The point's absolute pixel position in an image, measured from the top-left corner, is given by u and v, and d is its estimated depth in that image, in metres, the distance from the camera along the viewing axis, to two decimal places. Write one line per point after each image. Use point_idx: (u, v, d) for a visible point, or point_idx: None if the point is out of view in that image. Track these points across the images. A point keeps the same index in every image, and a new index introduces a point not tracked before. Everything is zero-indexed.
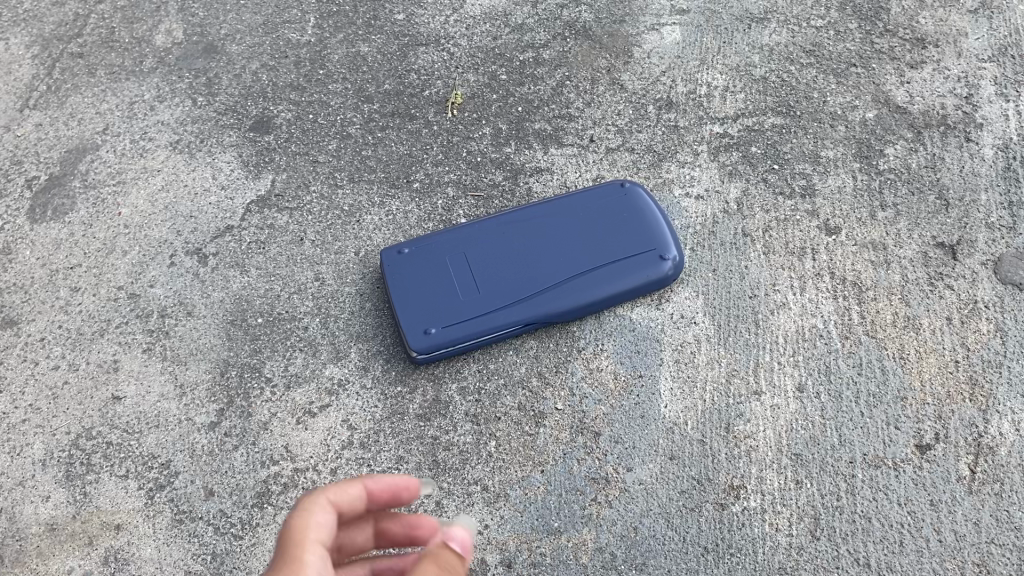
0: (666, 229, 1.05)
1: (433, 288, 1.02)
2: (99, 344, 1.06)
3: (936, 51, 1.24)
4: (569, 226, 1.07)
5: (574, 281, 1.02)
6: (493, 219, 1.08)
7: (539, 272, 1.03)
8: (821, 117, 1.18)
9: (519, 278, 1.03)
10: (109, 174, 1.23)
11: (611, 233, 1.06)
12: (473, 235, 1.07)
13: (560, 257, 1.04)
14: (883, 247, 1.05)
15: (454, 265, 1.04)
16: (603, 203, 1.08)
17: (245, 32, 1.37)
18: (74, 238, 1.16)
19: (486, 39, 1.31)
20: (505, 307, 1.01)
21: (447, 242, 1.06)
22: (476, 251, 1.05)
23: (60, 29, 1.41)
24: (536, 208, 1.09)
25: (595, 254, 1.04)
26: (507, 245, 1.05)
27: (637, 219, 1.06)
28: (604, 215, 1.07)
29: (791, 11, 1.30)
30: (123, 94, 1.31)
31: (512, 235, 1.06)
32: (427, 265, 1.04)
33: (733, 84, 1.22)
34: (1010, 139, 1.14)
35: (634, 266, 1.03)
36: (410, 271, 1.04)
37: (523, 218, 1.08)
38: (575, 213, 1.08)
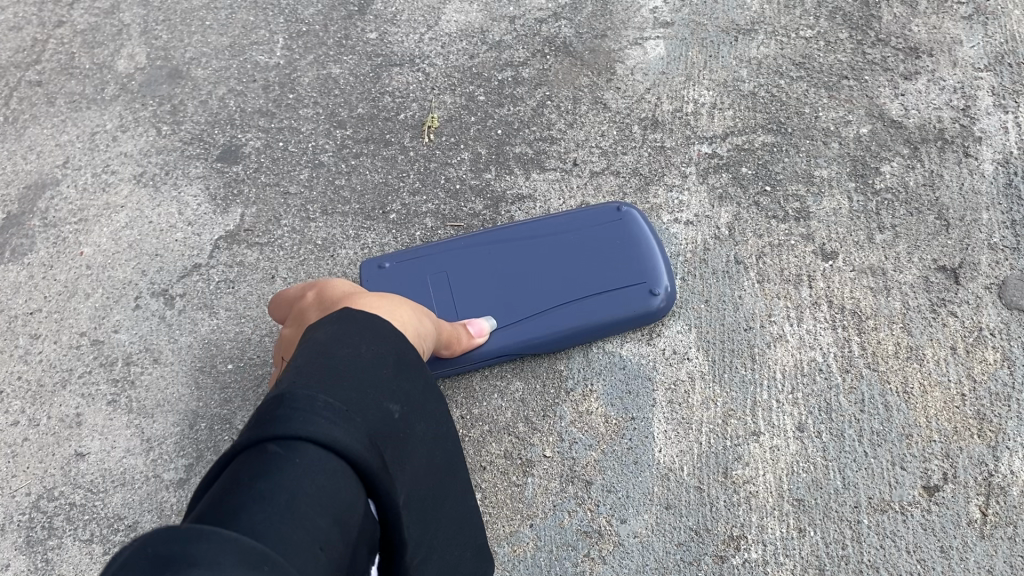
0: (659, 258, 1.00)
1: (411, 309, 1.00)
2: (61, 397, 1.01)
3: (930, 61, 1.19)
4: (554, 253, 1.02)
5: (550, 315, 0.98)
6: (476, 237, 1.04)
7: (516, 304, 0.99)
8: (814, 134, 1.13)
9: (494, 309, 0.99)
10: (70, 211, 1.17)
11: (596, 264, 1.01)
12: (454, 257, 1.03)
13: (540, 288, 1.00)
14: (882, 272, 1.01)
15: (429, 288, 1.01)
16: (594, 225, 1.03)
17: (211, 55, 1.31)
18: (34, 281, 1.11)
19: (463, 58, 1.26)
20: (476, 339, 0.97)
21: (425, 262, 1.03)
22: (455, 272, 1.02)
23: (17, 55, 1.35)
24: (522, 229, 1.04)
25: (576, 286, 1.00)
26: (491, 268, 1.02)
27: (626, 249, 1.01)
28: (592, 243, 1.02)
29: (778, 21, 1.25)
30: (84, 124, 1.26)
31: (496, 258, 1.02)
32: (401, 286, 1.01)
33: (721, 101, 1.17)
34: (1010, 153, 1.09)
35: (622, 298, 0.98)
36: (388, 287, 1.01)
37: (507, 240, 1.03)
38: (562, 238, 1.03)
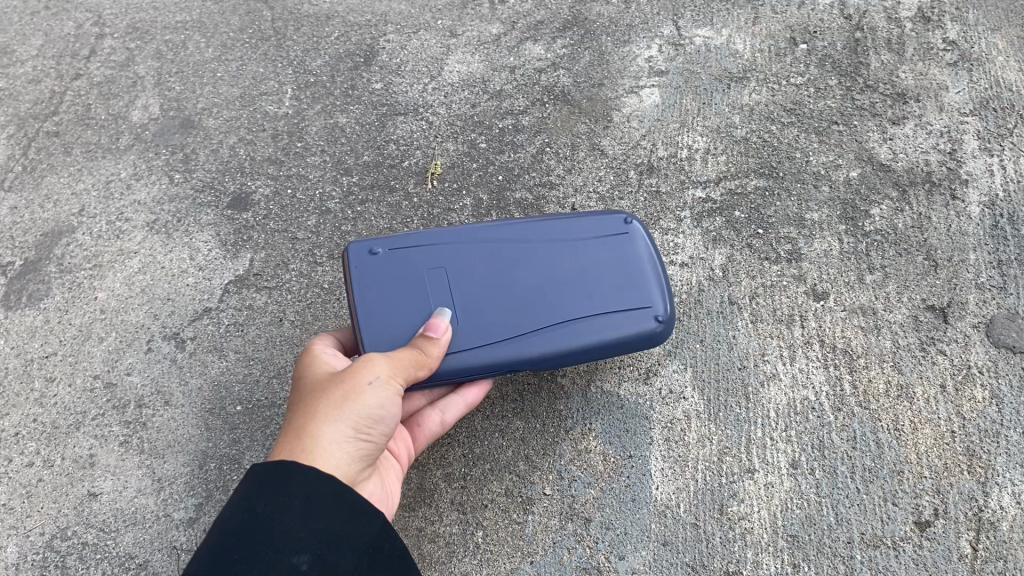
0: (661, 283, 0.97)
1: (404, 303, 0.94)
2: (74, 438, 1.03)
3: (917, 107, 1.23)
4: (558, 259, 0.97)
5: (551, 325, 0.92)
6: (478, 234, 0.99)
7: (515, 308, 0.94)
8: (805, 178, 1.17)
9: (494, 311, 0.94)
10: (85, 257, 1.21)
11: (604, 274, 0.97)
12: (453, 250, 0.97)
13: (541, 294, 0.95)
14: (872, 312, 1.04)
15: (422, 280, 0.95)
16: (598, 239, 0.99)
17: (222, 106, 1.36)
18: (49, 326, 1.14)
19: (465, 107, 1.30)
20: (469, 343, 0.91)
21: (420, 251, 0.97)
22: (453, 269, 0.96)
23: (36, 107, 1.41)
24: (526, 229, 0.99)
25: (583, 296, 0.95)
26: (492, 269, 0.96)
27: (633, 264, 0.98)
28: (600, 251, 0.98)
29: (769, 69, 1.30)
30: (99, 173, 1.30)
31: (495, 258, 0.97)
32: (394, 278, 0.95)
33: (714, 146, 1.21)
34: (996, 195, 1.12)
35: (623, 319, 0.94)
36: (380, 277, 0.95)
37: (511, 238, 0.98)
38: (569, 243, 0.99)
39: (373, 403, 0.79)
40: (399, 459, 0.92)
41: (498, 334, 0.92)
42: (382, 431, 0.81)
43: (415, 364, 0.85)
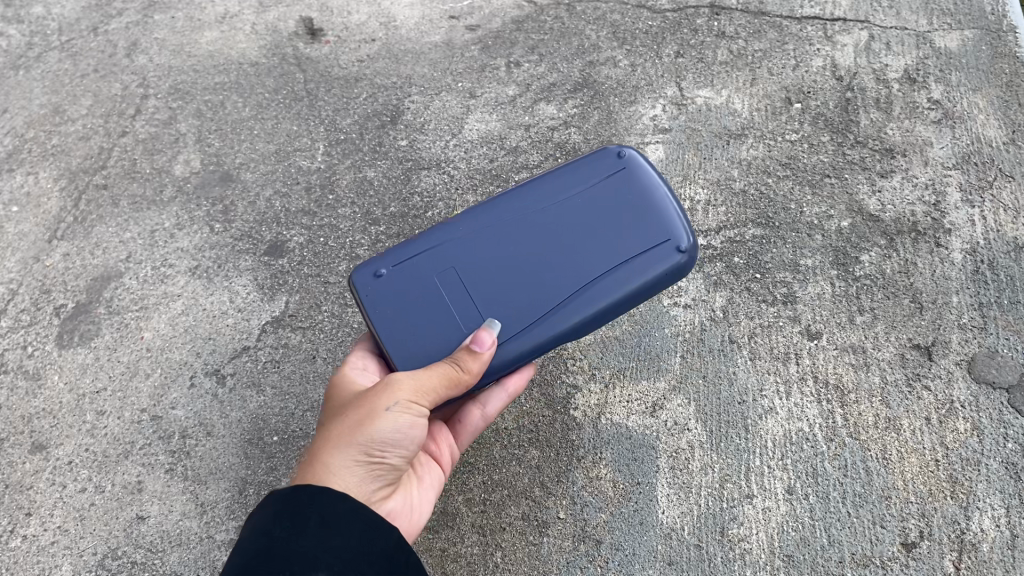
0: (673, 212, 0.95)
1: (424, 313, 0.93)
2: (123, 466, 1.12)
3: (904, 161, 1.32)
4: (562, 220, 0.96)
5: (581, 295, 0.91)
6: (476, 222, 0.97)
7: (538, 286, 0.93)
8: (799, 227, 1.26)
9: (517, 296, 0.93)
10: (132, 300, 1.31)
11: (613, 217, 0.95)
12: (452, 243, 0.96)
13: (559, 263, 0.94)
14: (862, 350, 1.12)
15: (435, 284, 0.94)
16: (595, 189, 0.97)
17: (259, 161, 1.46)
18: (99, 363, 1.24)
19: (483, 162, 1.41)
20: (502, 334, 0.91)
21: (423, 256, 0.96)
22: (462, 265, 0.95)
23: (86, 162, 1.52)
24: (517, 196, 0.98)
25: (599, 248, 0.94)
26: (502, 254, 0.95)
27: (637, 196, 0.96)
28: (599, 195, 0.97)
29: (766, 127, 1.40)
30: (145, 223, 1.41)
31: (501, 242, 0.96)
32: (406, 290, 0.94)
33: (714, 198, 1.31)
34: (977, 243, 1.21)
35: (648, 260, 0.92)
36: (392, 296, 0.94)
37: (511, 217, 0.97)
38: (565, 197, 0.97)
39: (387, 428, 0.81)
40: (441, 462, 0.99)
41: (526, 315, 0.91)
42: (399, 451, 0.83)
43: (442, 385, 0.84)
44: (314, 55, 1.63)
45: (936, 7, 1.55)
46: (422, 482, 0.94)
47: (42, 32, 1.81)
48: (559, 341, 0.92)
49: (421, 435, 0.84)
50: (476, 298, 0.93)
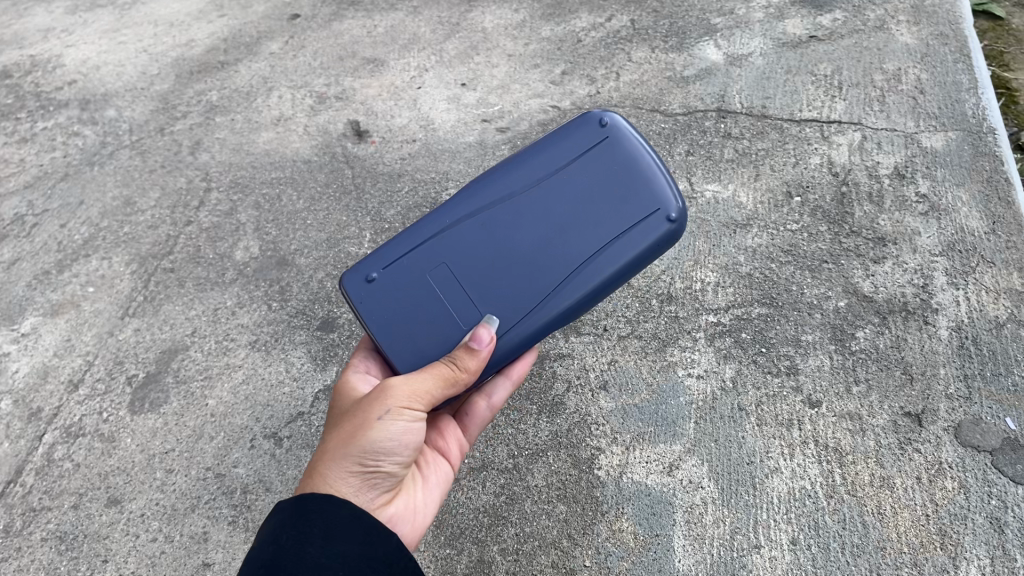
0: (655, 187, 1.07)
1: (426, 310, 1.06)
2: (190, 518, 1.24)
3: (895, 248, 1.46)
4: (547, 208, 1.08)
5: (570, 279, 1.04)
6: (465, 219, 1.09)
7: (529, 275, 1.05)
8: (800, 306, 1.39)
9: (512, 286, 1.05)
10: (197, 370, 1.45)
11: (597, 191, 1.08)
12: (447, 236, 1.09)
13: (548, 251, 1.06)
14: (859, 417, 1.24)
15: (431, 283, 1.07)
16: (576, 174, 1.09)
17: (311, 246, 1.63)
18: (168, 426, 1.37)
19: None
20: (507, 322, 1.04)
21: (418, 256, 1.08)
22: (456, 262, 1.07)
23: (155, 248, 1.69)
24: (499, 180, 1.10)
25: (585, 222, 1.06)
26: (493, 247, 1.07)
27: (617, 166, 1.09)
28: (580, 171, 1.09)
29: (769, 217, 1.55)
30: (208, 302, 1.56)
31: (490, 235, 1.08)
32: (406, 290, 1.07)
33: (723, 280, 1.45)
34: (962, 321, 1.34)
35: (632, 236, 1.04)
36: (392, 298, 1.07)
37: (498, 210, 1.09)
38: (546, 183, 1.09)
39: (384, 434, 0.92)
40: (449, 457, 1.12)
41: (524, 303, 1.04)
42: (398, 455, 0.94)
43: (432, 390, 0.96)
44: (361, 153, 1.82)
45: (922, 110, 1.72)
46: (428, 480, 1.07)
47: (114, 132, 2.01)
48: (557, 321, 1.05)
49: (418, 438, 0.96)
50: (472, 294, 1.06)
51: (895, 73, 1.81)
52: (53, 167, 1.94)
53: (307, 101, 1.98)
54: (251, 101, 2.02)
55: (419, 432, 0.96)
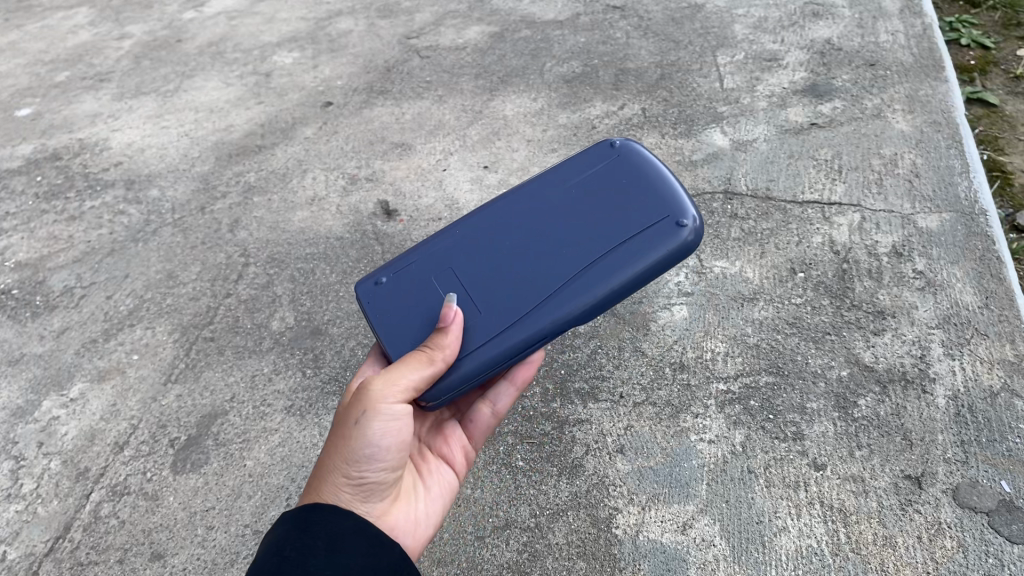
0: (666, 200, 1.14)
1: (435, 315, 1.15)
2: (230, 573, 1.32)
3: (893, 320, 1.56)
4: (558, 222, 1.18)
5: (572, 283, 1.11)
6: (480, 237, 1.20)
7: (534, 281, 1.13)
8: (805, 375, 1.48)
9: (517, 292, 1.13)
10: (236, 433, 1.54)
11: (603, 199, 1.18)
12: (457, 242, 1.21)
13: (552, 259, 1.14)
14: (861, 479, 1.31)
15: (440, 291, 1.17)
16: (591, 194, 1.19)
17: (343, 317, 1.73)
18: (209, 485, 1.45)
19: None
20: (510, 322, 1.11)
21: (432, 268, 1.20)
22: (466, 272, 1.17)
23: (196, 318, 1.80)
24: (517, 205, 1.22)
25: (591, 231, 1.15)
26: (503, 259, 1.17)
27: (623, 174, 1.20)
28: (589, 181, 1.21)
29: (775, 291, 1.65)
30: (246, 369, 1.66)
31: (501, 249, 1.18)
32: (418, 297, 1.17)
33: (732, 350, 1.54)
34: (958, 390, 1.42)
35: (637, 244, 1.11)
36: (404, 303, 1.18)
37: (512, 228, 1.20)
38: (560, 203, 1.20)
39: (369, 438, 1.01)
40: (453, 461, 1.25)
41: (526, 306, 1.11)
42: (390, 453, 1.03)
43: (408, 382, 1.03)
44: (390, 230, 1.94)
45: (918, 193, 1.83)
46: (431, 484, 1.19)
47: (158, 211, 2.15)
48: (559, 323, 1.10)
49: (406, 427, 1.05)
50: (478, 300, 1.14)
51: (891, 158, 1.93)
52: (100, 243, 2.07)
53: (339, 182, 2.12)
54: (286, 182, 2.15)
55: (404, 429, 1.05)
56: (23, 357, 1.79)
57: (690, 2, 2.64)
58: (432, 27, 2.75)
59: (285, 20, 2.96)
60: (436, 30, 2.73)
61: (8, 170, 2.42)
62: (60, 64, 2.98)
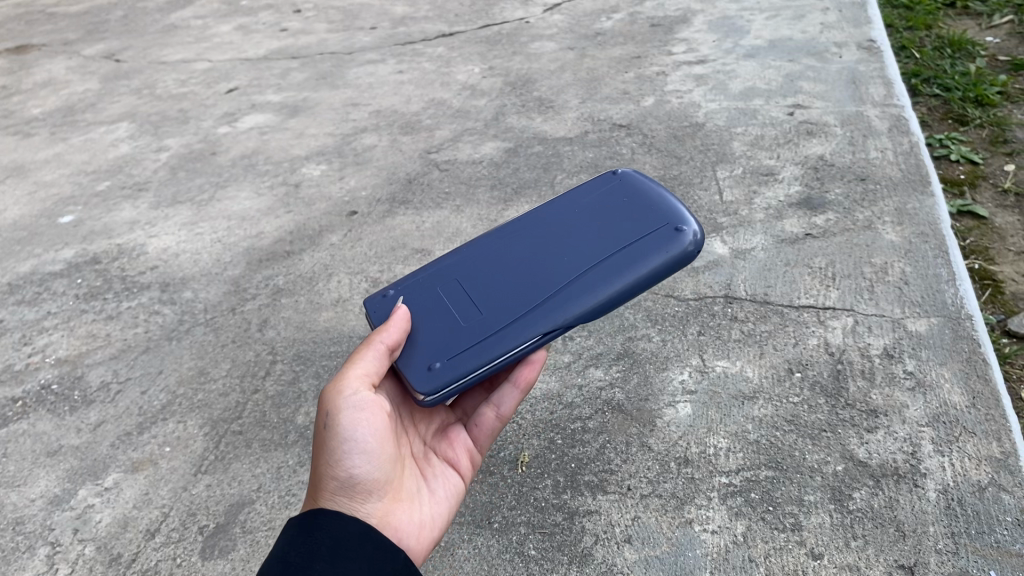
0: (654, 232, 1.44)
1: (449, 319, 1.44)
2: None
3: (886, 418, 1.65)
4: (558, 249, 1.48)
5: (565, 293, 1.40)
6: (490, 262, 1.51)
7: (532, 293, 1.42)
8: (803, 469, 1.56)
9: (517, 301, 1.42)
10: (262, 521, 1.62)
11: (594, 221, 1.52)
12: (470, 268, 1.51)
13: (548, 276, 1.44)
14: (856, 568, 1.39)
15: (451, 303, 1.46)
16: (590, 228, 1.50)
17: None
18: (235, 571, 1.53)
19: (545, 413, 1.78)
20: (510, 322, 1.39)
21: (448, 285, 1.50)
22: (476, 288, 1.47)
23: (225, 412, 1.90)
24: (526, 237, 1.53)
25: (585, 256, 1.45)
26: (508, 276, 1.47)
27: (619, 216, 1.51)
28: (588, 220, 1.52)
29: (774, 390, 1.75)
30: (273, 460, 1.75)
31: (507, 270, 1.48)
32: (436, 305, 1.47)
33: (733, 445, 1.63)
34: (948, 484, 1.50)
35: (625, 265, 1.41)
36: (424, 309, 1.47)
37: (518, 254, 1.50)
38: (564, 236, 1.51)
39: (345, 435, 1.27)
40: (461, 469, 1.48)
41: (523, 309, 1.40)
42: (367, 443, 1.27)
43: (357, 378, 1.30)
44: None
45: (908, 299, 1.94)
46: (440, 488, 1.42)
47: (191, 311, 2.28)
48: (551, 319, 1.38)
49: (373, 416, 1.30)
50: (485, 308, 1.43)
51: (882, 266, 2.06)
52: (136, 341, 2.19)
53: (362, 285, 2.25)
54: (312, 285, 2.29)
55: (373, 417, 1.30)
56: (61, 448, 1.89)
57: (691, 121, 2.83)
58: (450, 143, 2.94)
59: (313, 135, 3.17)
60: (454, 145, 2.92)
61: (51, 273, 2.58)
62: (101, 175, 3.18)
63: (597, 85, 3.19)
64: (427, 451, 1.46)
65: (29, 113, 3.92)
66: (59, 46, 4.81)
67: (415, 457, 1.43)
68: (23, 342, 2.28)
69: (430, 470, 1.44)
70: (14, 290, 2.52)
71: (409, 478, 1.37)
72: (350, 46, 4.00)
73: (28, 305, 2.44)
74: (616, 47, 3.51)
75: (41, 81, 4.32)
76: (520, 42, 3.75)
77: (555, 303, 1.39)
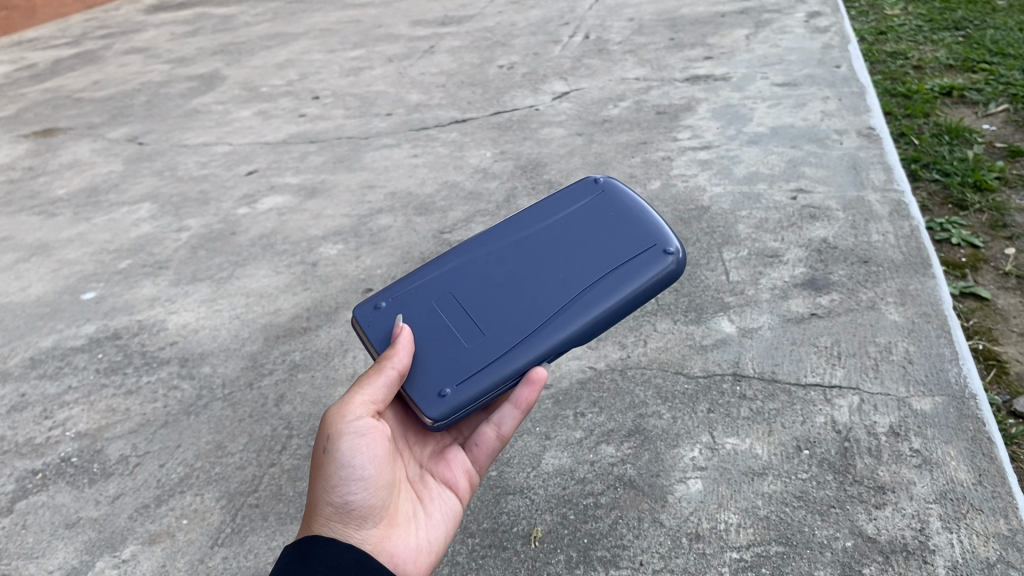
0: (634, 262, 1.69)
1: (452, 340, 1.63)
2: None
3: (894, 494, 1.68)
4: (548, 273, 1.70)
5: (560, 320, 1.62)
6: (482, 282, 1.71)
7: (528, 318, 1.64)
8: (812, 545, 1.59)
9: (516, 325, 1.63)
10: None
11: (576, 247, 1.75)
12: (464, 288, 1.71)
13: (542, 302, 1.66)
14: None
15: (452, 324, 1.66)
16: (573, 253, 1.73)
17: None
18: None
19: (558, 487, 1.81)
20: (513, 347, 1.60)
21: (446, 304, 1.69)
22: (474, 309, 1.67)
23: (242, 485, 1.94)
24: (512, 258, 1.74)
25: (573, 282, 1.68)
26: (502, 300, 1.68)
27: (598, 242, 1.75)
28: (570, 245, 1.75)
29: (782, 466, 1.78)
30: (288, 533, 1.78)
31: (500, 293, 1.69)
32: (438, 325, 1.66)
33: (744, 521, 1.66)
34: (957, 561, 1.52)
35: (612, 292, 1.65)
36: (427, 330, 1.66)
37: (509, 277, 1.71)
38: (549, 259, 1.73)
39: (342, 462, 1.42)
40: (457, 491, 1.64)
41: (523, 333, 1.62)
42: (363, 472, 1.43)
43: (359, 409, 1.47)
44: None
45: (912, 377, 1.98)
46: (435, 509, 1.57)
47: (209, 386, 2.33)
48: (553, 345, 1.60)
49: (371, 446, 1.46)
50: (486, 331, 1.63)
51: (886, 345, 2.10)
52: (155, 414, 2.24)
53: None
54: (328, 360, 2.34)
55: (369, 447, 1.45)
56: (79, 519, 1.92)
57: (697, 204, 2.92)
58: (463, 223, 3.02)
59: (330, 216, 3.26)
60: (467, 226, 3.01)
61: (72, 348, 2.64)
62: (123, 253, 3.27)
63: (605, 169, 3.30)
64: (423, 475, 1.63)
65: (54, 193, 4.05)
66: (84, 129, 4.99)
67: (411, 480, 1.59)
68: (44, 415, 2.32)
69: (426, 493, 1.60)
70: (36, 364, 2.58)
71: (404, 503, 1.52)
72: (365, 131, 4.15)
73: (49, 379, 2.50)
74: (623, 133, 3.63)
75: (66, 162, 4.47)
76: (530, 128, 3.88)
77: (556, 325, 1.62)
